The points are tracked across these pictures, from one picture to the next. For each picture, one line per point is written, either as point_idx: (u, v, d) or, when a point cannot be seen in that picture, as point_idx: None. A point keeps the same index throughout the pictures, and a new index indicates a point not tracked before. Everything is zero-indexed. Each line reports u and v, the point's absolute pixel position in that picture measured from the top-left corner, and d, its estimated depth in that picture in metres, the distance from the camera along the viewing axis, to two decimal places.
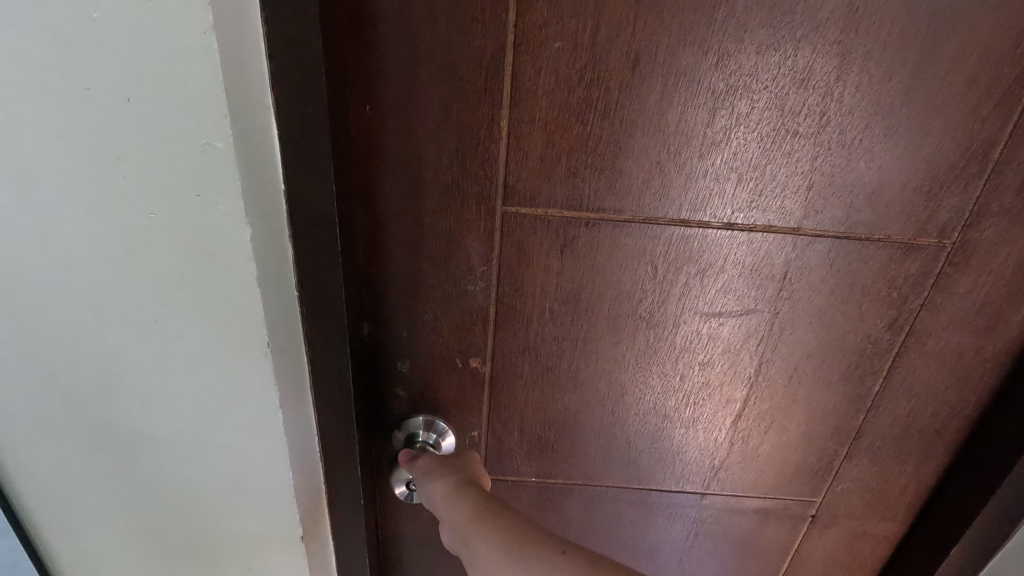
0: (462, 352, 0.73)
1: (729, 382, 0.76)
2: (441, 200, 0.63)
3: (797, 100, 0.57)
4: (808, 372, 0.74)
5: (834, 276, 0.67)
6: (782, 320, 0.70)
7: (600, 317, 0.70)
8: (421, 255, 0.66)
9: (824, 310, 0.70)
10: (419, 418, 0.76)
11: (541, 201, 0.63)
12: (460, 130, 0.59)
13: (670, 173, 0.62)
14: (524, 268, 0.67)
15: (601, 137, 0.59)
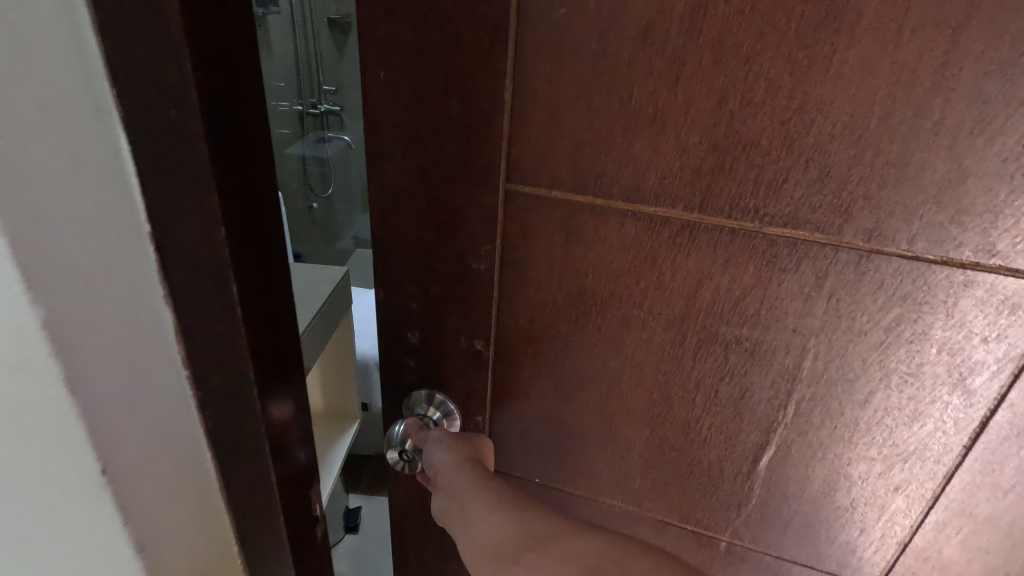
0: (466, 333, 0.70)
1: (761, 417, 0.64)
2: (446, 171, 0.61)
3: (854, 81, 0.46)
4: (862, 421, 0.61)
5: (898, 302, 0.55)
6: (827, 351, 0.59)
7: (608, 316, 0.64)
8: (427, 227, 0.65)
9: (885, 345, 0.57)
10: (427, 393, 0.75)
11: (545, 180, 0.59)
12: (464, 97, 0.57)
13: (690, 159, 0.53)
14: (528, 251, 0.63)
15: (609, 114, 0.54)
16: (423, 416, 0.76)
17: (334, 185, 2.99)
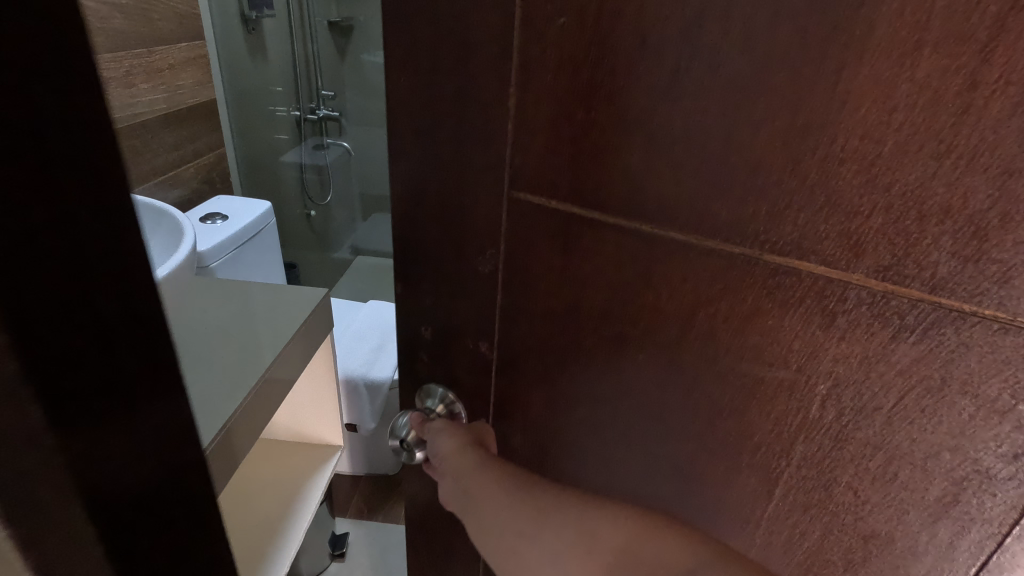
0: (470, 352, 0.61)
1: (778, 510, 0.48)
2: (445, 166, 0.53)
3: (930, 65, 0.31)
4: (900, 538, 0.43)
5: (919, 370, 0.37)
6: (825, 427, 0.42)
7: (615, 360, 0.51)
8: (426, 229, 0.57)
9: (898, 426, 0.39)
10: (440, 389, 0.65)
11: (547, 185, 0.48)
12: (466, 70, 0.48)
13: (681, 151, 0.40)
14: (526, 268, 0.53)
15: (610, 108, 0.42)
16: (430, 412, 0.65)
17: (334, 192, 2.31)
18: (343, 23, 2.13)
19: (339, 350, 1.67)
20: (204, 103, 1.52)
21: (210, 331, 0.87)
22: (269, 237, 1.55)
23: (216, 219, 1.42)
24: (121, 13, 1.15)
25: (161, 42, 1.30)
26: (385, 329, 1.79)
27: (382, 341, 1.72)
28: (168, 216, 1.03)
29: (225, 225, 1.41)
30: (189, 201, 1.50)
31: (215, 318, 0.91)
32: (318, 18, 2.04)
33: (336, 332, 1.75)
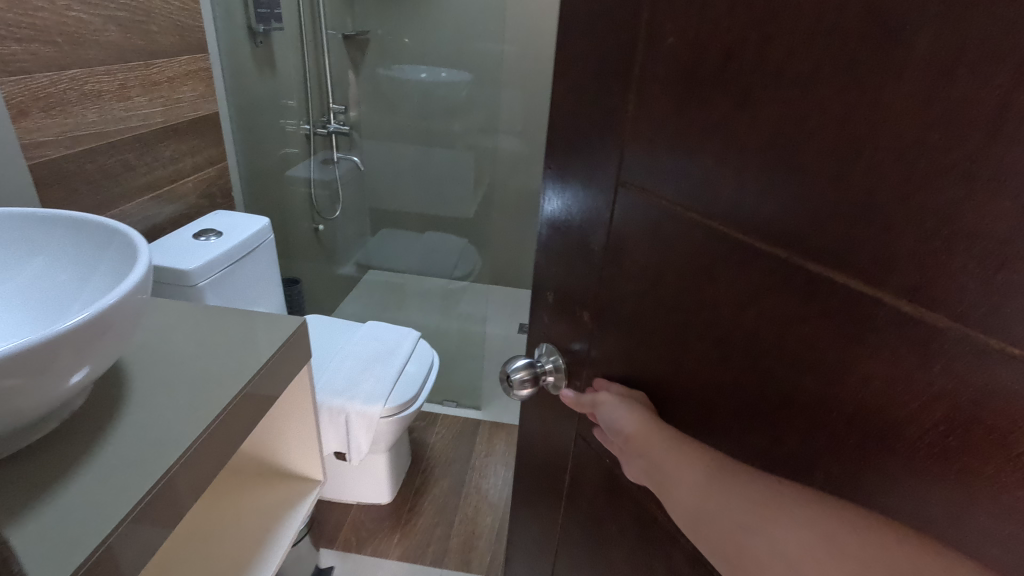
0: (570, 353, 0.58)
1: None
2: (572, 157, 0.51)
3: None
4: None
5: (944, 409, 0.28)
6: (833, 465, 0.33)
7: (696, 386, 0.43)
8: (552, 221, 0.56)
9: (917, 471, 0.29)
10: (549, 349, 0.62)
11: (649, 179, 0.43)
12: (604, 62, 0.45)
13: (741, 154, 0.35)
14: (623, 267, 0.48)
15: (715, 92, 0.36)
16: (537, 365, 0.61)
17: (343, 206, 2.22)
18: (357, 37, 2.07)
19: (320, 373, 1.30)
20: (204, 117, 1.38)
21: (157, 369, 0.74)
22: (267, 258, 1.35)
23: (212, 234, 1.24)
24: (117, 26, 1.07)
25: (159, 55, 1.19)
26: (379, 350, 1.41)
27: (375, 363, 1.36)
28: (119, 231, 0.71)
29: (219, 241, 1.22)
30: (187, 217, 1.36)
31: (171, 350, 0.78)
32: (330, 31, 1.95)
33: (319, 356, 1.37)
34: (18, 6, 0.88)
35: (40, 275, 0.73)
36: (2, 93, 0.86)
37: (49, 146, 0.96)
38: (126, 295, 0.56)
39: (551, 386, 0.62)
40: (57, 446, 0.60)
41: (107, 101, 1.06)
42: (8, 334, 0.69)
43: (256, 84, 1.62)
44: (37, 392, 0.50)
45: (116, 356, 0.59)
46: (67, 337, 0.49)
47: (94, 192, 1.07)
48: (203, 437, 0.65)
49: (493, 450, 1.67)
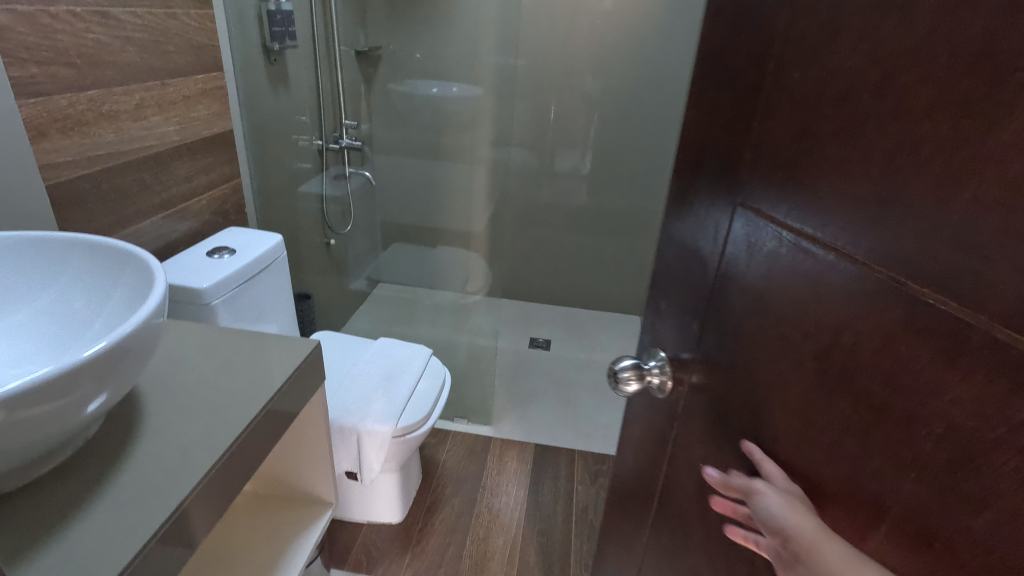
0: (676, 363, 0.61)
1: None
2: (702, 178, 0.54)
3: None
4: None
5: None
6: (920, 487, 0.33)
7: (787, 401, 0.43)
8: (678, 237, 0.60)
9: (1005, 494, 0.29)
10: (662, 356, 0.64)
11: (766, 201, 0.45)
12: (738, 98, 0.48)
13: (853, 180, 0.37)
14: (733, 283, 0.50)
15: (835, 123, 0.38)
16: (644, 368, 0.65)
17: (354, 221, 2.24)
18: (370, 53, 2.09)
19: (333, 391, 1.30)
20: (219, 134, 1.40)
21: (175, 393, 0.74)
22: (280, 274, 1.35)
23: (225, 251, 1.25)
24: (135, 47, 1.08)
25: (175, 75, 1.20)
26: (392, 368, 1.40)
27: (388, 382, 1.35)
28: (134, 254, 0.72)
29: (231, 259, 1.22)
30: (201, 234, 1.37)
31: (183, 373, 0.78)
32: (343, 48, 1.97)
33: (331, 374, 1.36)
34: (38, 29, 0.89)
35: (56, 300, 0.73)
36: (22, 115, 0.88)
37: (67, 167, 0.97)
38: (144, 323, 0.56)
39: (656, 390, 0.64)
40: (78, 474, 0.60)
41: (123, 122, 1.08)
42: (25, 359, 0.69)
43: (270, 102, 1.64)
44: (53, 422, 0.49)
45: (133, 383, 0.59)
46: (86, 366, 0.49)
47: (108, 212, 1.08)
48: (222, 461, 0.64)
49: (504, 468, 1.66)
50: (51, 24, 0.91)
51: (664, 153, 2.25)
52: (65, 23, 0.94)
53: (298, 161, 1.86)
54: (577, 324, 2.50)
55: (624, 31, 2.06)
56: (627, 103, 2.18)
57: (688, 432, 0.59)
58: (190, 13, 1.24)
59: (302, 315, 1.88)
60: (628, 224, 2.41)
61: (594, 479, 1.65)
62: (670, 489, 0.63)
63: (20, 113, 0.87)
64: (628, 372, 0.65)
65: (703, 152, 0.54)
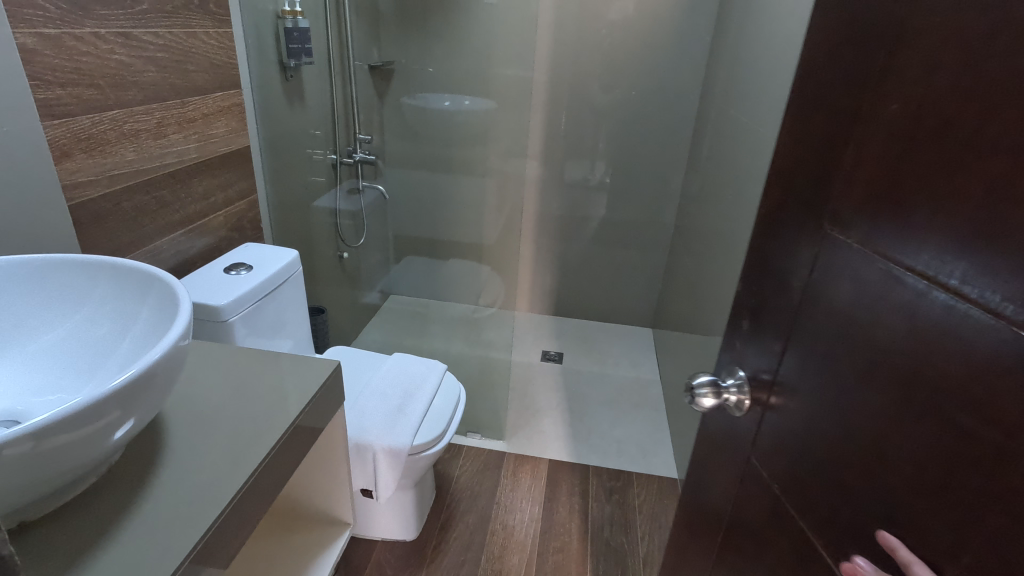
0: (755, 384, 0.61)
1: None
2: (793, 204, 0.55)
3: None
4: None
5: None
6: (1002, 520, 0.34)
7: (866, 426, 0.44)
8: (764, 260, 0.60)
9: None
10: (741, 375, 0.65)
11: (857, 229, 0.46)
12: (831, 127, 0.49)
13: (947, 213, 0.38)
14: (818, 308, 0.51)
15: (933, 157, 0.39)
16: (722, 386, 0.66)
17: (366, 234, 2.25)
18: (383, 67, 2.11)
19: (349, 409, 1.30)
20: (236, 151, 1.41)
21: (201, 410, 0.74)
22: (295, 290, 1.36)
23: (242, 268, 1.26)
24: (156, 67, 1.10)
25: (194, 93, 1.22)
26: (408, 384, 1.40)
27: (404, 399, 1.35)
28: (159, 277, 0.72)
29: (248, 275, 1.23)
30: (217, 249, 1.38)
31: (208, 391, 0.78)
32: (356, 62, 1.99)
33: (348, 391, 1.37)
34: (64, 51, 0.90)
35: (80, 325, 0.74)
36: (46, 135, 0.89)
37: (88, 186, 0.98)
38: (169, 349, 0.56)
39: (734, 408, 0.65)
40: (102, 497, 0.59)
41: (143, 140, 1.09)
42: (50, 385, 0.69)
43: (286, 117, 1.66)
44: (82, 450, 0.49)
45: (158, 407, 0.59)
46: (114, 395, 0.49)
47: (127, 229, 1.09)
48: (249, 481, 0.64)
49: (519, 484, 1.65)
50: (76, 46, 0.92)
51: (676, 166, 2.25)
52: (90, 44, 0.95)
53: (312, 175, 1.87)
54: (588, 337, 2.50)
55: (636, 45, 2.07)
56: (640, 117, 2.18)
57: (766, 453, 0.58)
58: (209, 31, 1.25)
59: (315, 329, 1.88)
60: (639, 237, 2.41)
61: (609, 496, 1.63)
62: (742, 512, 0.62)
63: (44, 133, 0.89)
64: (707, 388, 0.67)
65: (795, 179, 0.55)
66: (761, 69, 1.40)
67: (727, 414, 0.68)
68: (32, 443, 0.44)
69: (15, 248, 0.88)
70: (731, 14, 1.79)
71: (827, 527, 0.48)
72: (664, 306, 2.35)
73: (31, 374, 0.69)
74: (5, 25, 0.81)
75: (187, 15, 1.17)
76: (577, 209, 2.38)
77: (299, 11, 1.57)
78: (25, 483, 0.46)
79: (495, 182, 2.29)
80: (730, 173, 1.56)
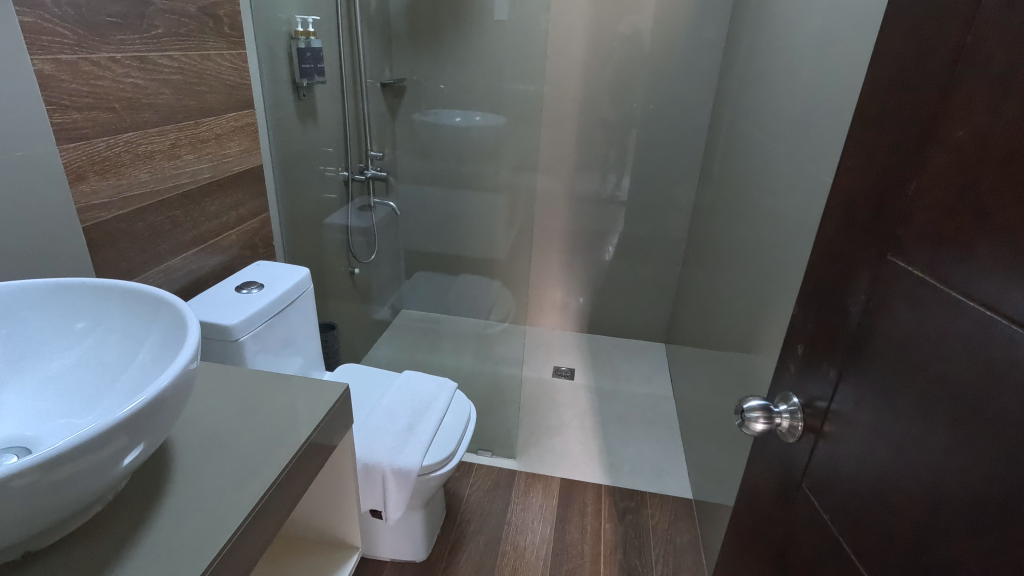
0: (810, 412, 0.60)
1: None
2: (851, 231, 0.54)
3: None
4: None
5: None
6: None
7: (922, 459, 0.43)
8: (821, 286, 0.60)
9: None
10: (794, 399, 0.64)
11: (918, 256, 0.45)
12: (893, 154, 0.49)
13: (1011, 243, 0.37)
14: (877, 335, 0.50)
15: (997, 187, 0.38)
16: (773, 411, 0.65)
17: (377, 250, 2.27)
18: (395, 84, 2.15)
19: (359, 429, 1.29)
20: (250, 170, 1.43)
21: (215, 433, 0.74)
22: (306, 308, 1.37)
23: (253, 286, 1.27)
24: (170, 89, 1.12)
25: (208, 114, 1.24)
26: (417, 404, 1.40)
27: (413, 418, 1.34)
28: (165, 299, 0.73)
29: (260, 293, 1.24)
30: (229, 267, 1.40)
31: (221, 413, 0.78)
32: (369, 80, 2.02)
33: (358, 411, 1.36)
34: (81, 76, 0.92)
35: (87, 352, 0.75)
36: (62, 159, 0.91)
37: (103, 208, 1.00)
38: (178, 375, 0.56)
39: (785, 433, 0.64)
40: (107, 526, 0.59)
41: (158, 162, 1.11)
42: (60, 411, 0.70)
43: (298, 135, 1.68)
44: (91, 478, 0.50)
45: (168, 431, 0.59)
46: (123, 423, 0.50)
47: (141, 250, 1.11)
48: (260, 504, 0.64)
49: (530, 503, 1.64)
50: (93, 71, 0.94)
51: (689, 180, 2.24)
52: (106, 69, 0.97)
53: (324, 192, 1.89)
54: (600, 353, 2.48)
55: (646, 60, 2.08)
56: (650, 131, 2.19)
57: (820, 483, 0.57)
58: (224, 54, 1.28)
59: (326, 346, 1.89)
60: (651, 251, 2.40)
61: (622, 517, 1.61)
62: (793, 543, 0.61)
63: (61, 157, 0.91)
64: (758, 412, 0.66)
65: (853, 206, 0.54)
66: (772, 85, 1.40)
67: (776, 440, 0.67)
68: (39, 474, 0.44)
69: (31, 270, 0.90)
70: (741, 28, 1.80)
71: (881, 562, 0.47)
72: (677, 321, 2.33)
73: (39, 402, 0.70)
74: (26, 53, 0.83)
75: (201, 39, 1.20)
76: (588, 224, 2.39)
77: (312, 31, 1.60)
78: (34, 513, 0.46)
79: (505, 198, 2.30)
80: (741, 189, 1.56)
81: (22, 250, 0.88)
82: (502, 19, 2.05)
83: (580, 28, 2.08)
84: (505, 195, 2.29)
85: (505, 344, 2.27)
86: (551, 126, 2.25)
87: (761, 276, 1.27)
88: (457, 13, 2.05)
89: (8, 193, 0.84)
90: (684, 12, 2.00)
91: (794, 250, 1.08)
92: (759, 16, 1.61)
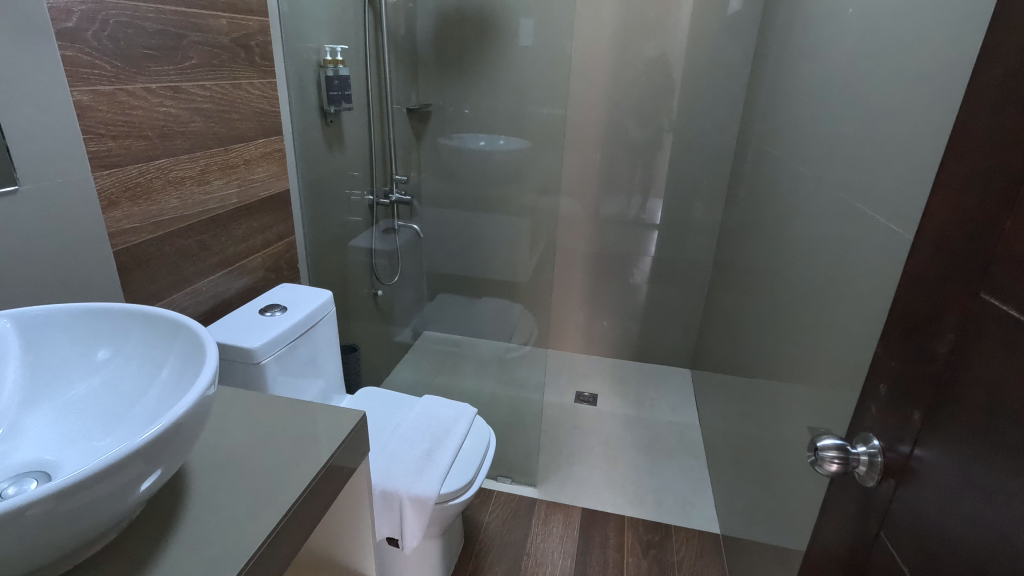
0: (890, 456, 0.58)
1: None
2: (943, 268, 0.52)
3: None
4: None
5: None
6: None
7: (1013, 514, 0.41)
8: (908, 324, 0.57)
9: None
10: (873, 441, 0.61)
11: (1013, 296, 0.43)
12: (988, 191, 0.47)
13: None
14: (966, 377, 0.48)
15: None
16: (851, 453, 0.63)
17: (400, 272, 2.30)
18: (421, 109, 2.19)
19: (378, 454, 1.29)
20: (276, 194, 1.47)
21: (241, 459, 0.75)
22: (327, 330, 1.38)
23: (277, 309, 1.29)
24: (202, 117, 1.16)
25: (237, 140, 1.28)
26: (437, 430, 1.39)
27: (432, 444, 1.34)
28: (185, 324, 0.75)
29: (283, 316, 1.26)
30: (255, 290, 1.43)
31: (255, 441, 0.78)
32: (395, 106, 2.07)
33: (377, 436, 1.37)
34: (117, 106, 0.97)
35: (108, 378, 0.76)
36: (96, 186, 0.95)
37: (133, 233, 1.04)
38: (195, 401, 0.57)
39: (863, 476, 0.62)
40: (118, 553, 0.60)
41: (188, 187, 1.15)
42: (80, 436, 0.71)
43: (325, 160, 1.72)
44: (109, 504, 0.50)
45: (186, 456, 0.60)
46: (141, 449, 0.51)
47: (169, 273, 1.14)
48: (275, 530, 0.64)
49: (550, 533, 1.61)
50: (128, 101, 0.99)
51: (714, 202, 2.22)
52: (141, 98, 1.01)
53: (349, 215, 1.93)
54: (624, 377, 2.45)
55: (670, 83, 2.09)
56: (676, 153, 2.18)
57: (899, 531, 0.55)
58: (255, 82, 1.33)
59: (348, 367, 1.90)
60: (677, 275, 2.36)
61: (646, 550, 1.56)
62: None
63: (94, 184, 0.95)
64: (837, 452, 0.63)
65: (948, 242, 0.52)
66: (800, 107, 1.38)
67: (852, 483, 0.64)
68: (54, 501, 0.45)
69: (64, 293, 0.93)
70: (769, 50, 1.79)
71: None
72: (703, 346, 2.28)
73: (61, 426, 0.71)
74: (67, 85, 0.88)
75: (233, 68, 1.24)
76: (612, 247, 2.38)
77: (340, 60, 1.65)
78: (48, 541, 0.47)
79: (528, 221, 2.29)
80: (769, 213, 1.53)
81: (55, 273, 0.91)
82: (527, 45, 2.08)
83: (604, 53, 2.10)
84: (529, 218, 2.29)
85: (527, 368, 2.24)
86: (574, 149, 2.26)
87: (789, 304, 1.24)
88: (484, 39, 2.10)
89: (44, 219, 0.88)
90: (708, 36, 2.01)
91: (823, 278, 1.05)
92: (787, 39, 1.60)
